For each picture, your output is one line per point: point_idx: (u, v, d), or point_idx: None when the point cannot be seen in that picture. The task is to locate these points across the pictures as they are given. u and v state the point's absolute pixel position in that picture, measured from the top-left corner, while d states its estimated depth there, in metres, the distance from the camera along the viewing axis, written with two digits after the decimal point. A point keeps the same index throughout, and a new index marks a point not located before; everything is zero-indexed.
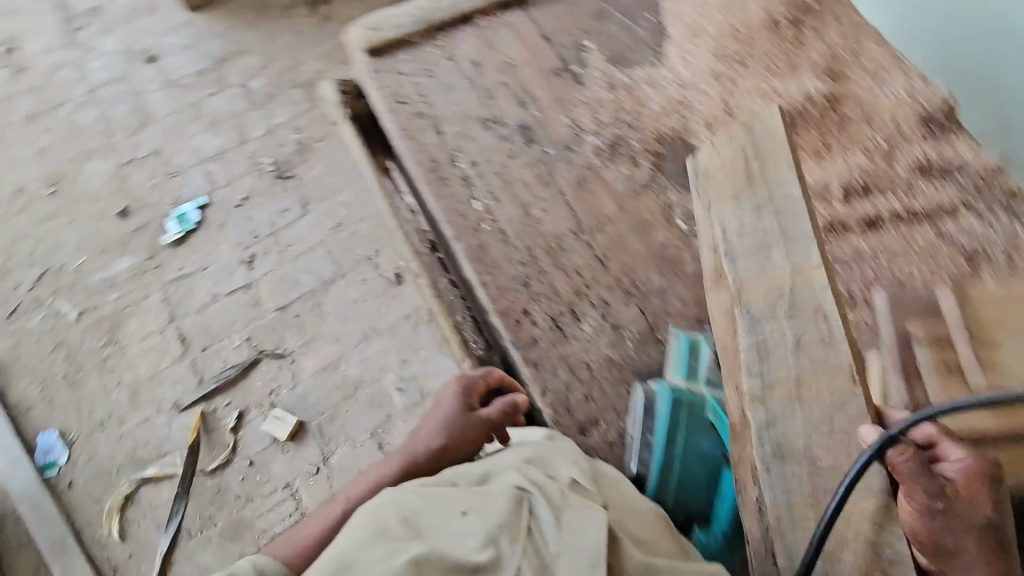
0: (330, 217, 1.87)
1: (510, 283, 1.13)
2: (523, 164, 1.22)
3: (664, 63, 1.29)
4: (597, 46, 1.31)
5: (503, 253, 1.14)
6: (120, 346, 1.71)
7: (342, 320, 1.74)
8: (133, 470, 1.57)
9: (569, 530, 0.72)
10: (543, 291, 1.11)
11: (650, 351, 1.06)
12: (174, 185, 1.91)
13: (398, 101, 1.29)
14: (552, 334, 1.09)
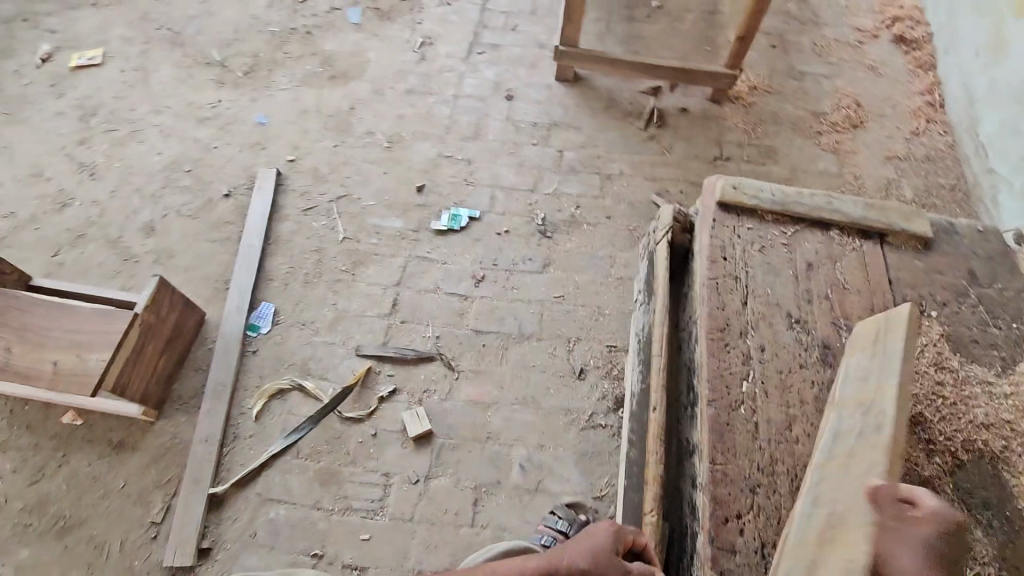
0: (559, 286, 1.99)
1: (738, 485, 1.12)
2: (808, 379, 1.21)
3: (990, 386, 1.23)
4: (939, 320, 1.29)
5: (747, 451, 1.15)
6: (353, 279, 1.99)
7: (515, 374, 1.82)
8: (297, 373, 1.78)
9: None
10: (765, 514, 1.10)
11: None
12: (466, 190, 2.21)
13: (721, 255, 1.34)
14: (754, 558, 1.07)
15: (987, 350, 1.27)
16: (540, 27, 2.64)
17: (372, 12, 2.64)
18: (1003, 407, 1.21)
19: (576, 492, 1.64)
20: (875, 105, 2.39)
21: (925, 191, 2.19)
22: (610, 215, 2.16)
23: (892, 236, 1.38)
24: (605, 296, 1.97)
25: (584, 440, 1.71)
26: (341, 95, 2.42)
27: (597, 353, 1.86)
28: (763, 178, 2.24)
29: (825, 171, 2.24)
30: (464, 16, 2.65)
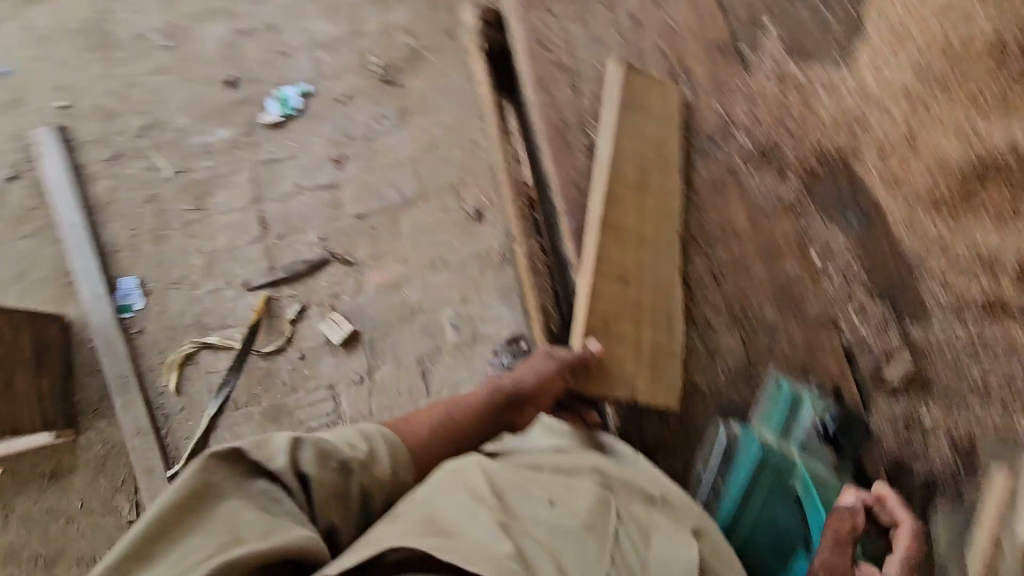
0: (425, 135, 1.81)
1: (609, 280, 1.08)
2: (650, 141, 1.17)
3: (834, 90, 1.18)
4: (780, 30, 1.22)
5: (608, 248, 1.09)
6: (206, 214, 1.76)
7: (415, 243, 1.73)
8: (197, 332, 1.66)
9: (659, 552, 0.77)
10: (638, 301, 1.09)
11: (739, 391, 1.07)
12: (283, 66, 1.88)
13: (541, 47, 1.25)
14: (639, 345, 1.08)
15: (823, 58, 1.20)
16: None
17: None
18: (848, 103, 1.18)
19: (511, 327, 1.65)
20: None
21: None
22: (450, 33, 1.89)
23: None
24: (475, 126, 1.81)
25: (504, 278, 1.69)
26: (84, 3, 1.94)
27: (488, 188, 1.76)
28: None
29: None
30: None
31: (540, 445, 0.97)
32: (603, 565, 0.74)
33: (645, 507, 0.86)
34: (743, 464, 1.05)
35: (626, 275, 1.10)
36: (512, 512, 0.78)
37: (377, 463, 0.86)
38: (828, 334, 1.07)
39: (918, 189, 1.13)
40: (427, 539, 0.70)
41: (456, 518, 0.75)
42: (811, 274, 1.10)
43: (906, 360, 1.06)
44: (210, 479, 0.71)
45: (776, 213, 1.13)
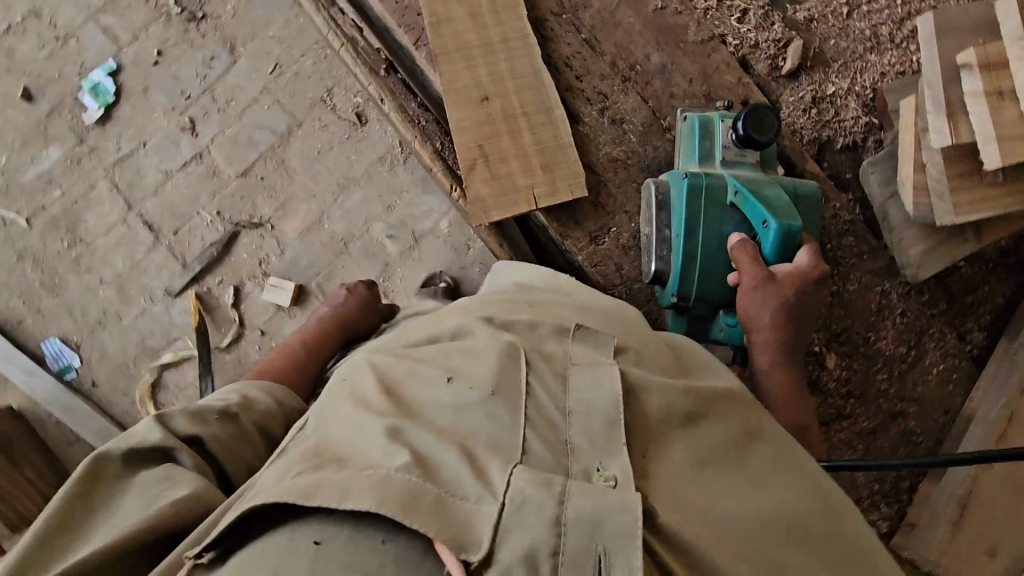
0: (265, 58, 1.62)
1: (467, 106, 0.95)
2: None
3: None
4: None
5: (451, 73, 0.96)
6: (88, 243, 1.60)
7: (313, 175, 1.61)
8: (150, 359, 1.59)
9: (581, 387, 0.64)
10: (506, 110, 0.96)
11: (656, 144, 0.97)
12: (73, 50, 1.61)
13: None
14: (543, 145, 0.95)
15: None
16: None
17: None
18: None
19: (445, 213, 1.60)
20: None
21: None
22: None
23: None
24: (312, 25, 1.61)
25: (417, 168, 1.60)
26: None
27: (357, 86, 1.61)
28: None
29: None
30: None
31: (440, 314, 0.83)
32: (517, 431, 0.59)
33: (560, 342, 0.71)
34: (679, 204, 0.87)
35: (488, 91, 0.96)
36: (402, 405, 0.63)
37: (259, 405, 0.84)
38: (716, 52, 0.98)
39: None
40: (296, 478, 0.53)
41: (347, 438, 0.59)
42: (678, 3, 0.99)
43: (797, 45, 1.00)
44: (94, 472, 0.65)
45: None
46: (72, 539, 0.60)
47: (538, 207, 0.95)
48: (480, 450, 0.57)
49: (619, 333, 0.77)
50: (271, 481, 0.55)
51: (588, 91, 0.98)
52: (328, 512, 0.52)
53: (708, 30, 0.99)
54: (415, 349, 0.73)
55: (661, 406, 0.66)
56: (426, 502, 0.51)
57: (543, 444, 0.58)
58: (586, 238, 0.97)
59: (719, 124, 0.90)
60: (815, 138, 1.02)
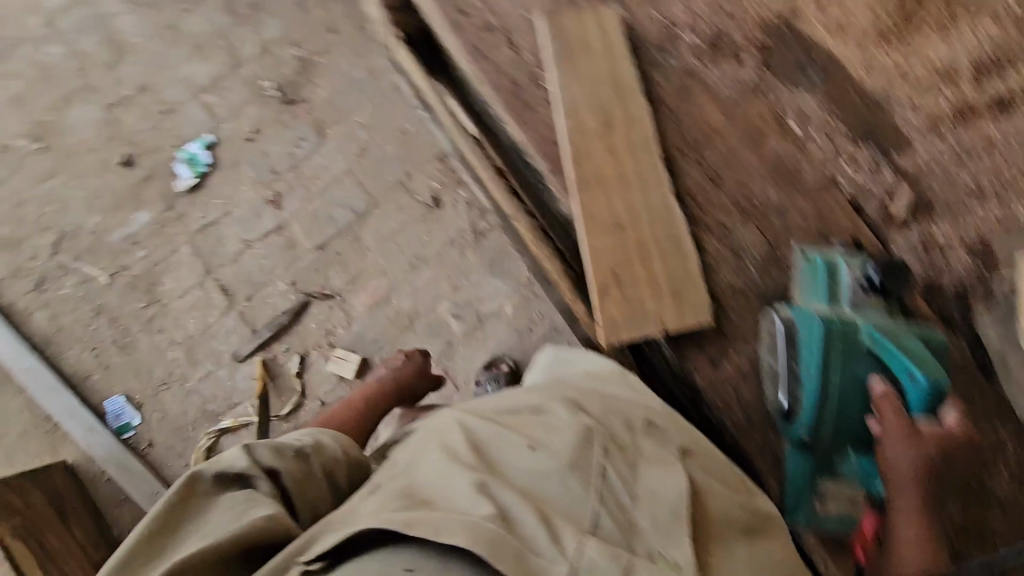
0: (352, 141, 1.72)
1: (602, 232, 0.93)
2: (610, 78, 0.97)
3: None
4: None
5: (591, 200, 0.94)
6: (163, 304, 1.65)
7: (386, 252, 1.68)
8: (209, 423, 1.60)
9: (647, 481, 0.70)
10: (642, 240, 0.93)
11: (775, 276, 0.94)
12: (174, 123, 1.74)
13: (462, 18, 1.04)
14: (665, 278, 0.93)
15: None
16: None
17: None
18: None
19: (510, 296, 1.64)
20: None
21: None
22: (332, 26, 1.76)
23: None
24: (398, 114, 1.72)
25: (486, 252, 1.66)
26: None
27: (434, 173, 1.70)
28: None
29: None
30: None
31: (517, 389, 0.87)
32: (591, 506, 0.65)
33: (631, 431, 0.77)
34: (812, 343, 0.85)
35: (620, 218, 0.94)
36: (489, 463, 0.69)
37: (329, 448, 0.81)
38: (831, 196, 0.96)
39: (857, 21, 0.99)
40: (399, 512, 0.61)
41: (436, 484, 0.66)
42: (791, 147, 0.97)
43: (897, 192, 0.96)
44: (189, 490, 0.67)
45: (743, 105, 0.98)
46: (161, 546, 0.64)
47: (669, 330, 0.92)
48: (557, 515, 0.63)
49: (676, 430, 0.82)
50: (374, 512, 0.63)
51: (708, 225, 0.95)
52: (421, 545, 0.59)
53: (817, 172, 0.96)
54: (500, 415, 0.77)
55: (715, 506, 0.73)
56: (510, 550, 0.58)
57: (614, 523, 0.64)
58: (706, 360, 0.94)
59: (838, 266, 0.89)
60: (925, 279, 0.99)
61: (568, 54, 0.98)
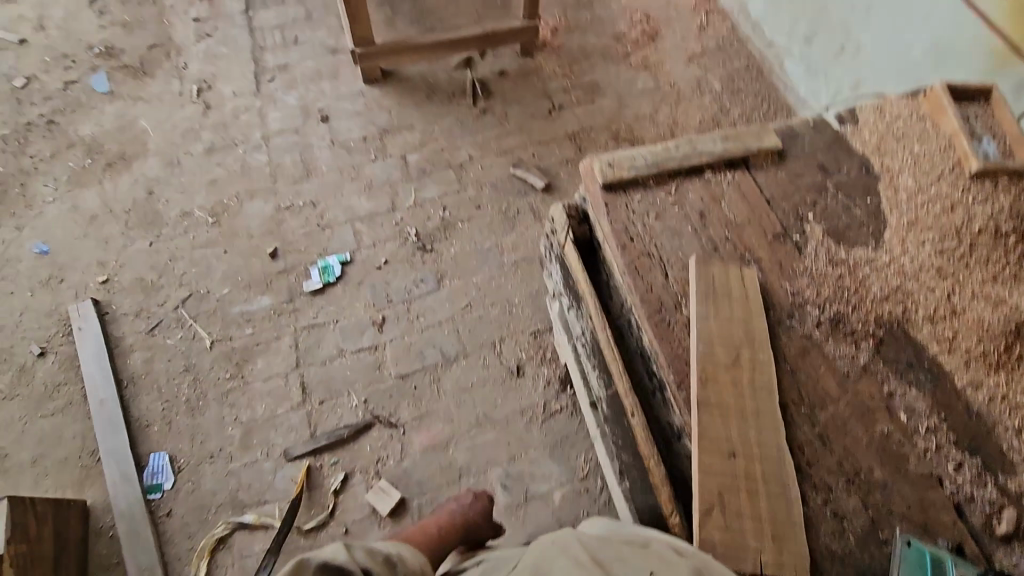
0: (463, 295, 1.92)
1: (713, 452, 0.85)
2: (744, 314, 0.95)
3: (885, 243, 1.06)
4: (831, 195, 1.11)
5: (707, 413, 0.87)
6: (244, 382, 1.75)
7: (459, 402, 1.75)
8: (232, 511, 1.57)
9: None
10: (752, 473, 0.84)
11: (875, 556, 0.81)
12: (324, 236, 2.01)
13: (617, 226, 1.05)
14: (757, 521, 0.81)
15: (864, 214, 1.10)
16: (321, 30, 2.50)
17: (120, 73, 2.34)
18: (918, 251, 1.05)
19: (561, 484, 1.64)
20: (662, 13, 2.62)
21: (731, 79, 2.43)
22: (479, 204, 2.10)
23: (754, 156, 1.14)
24: (509, 287, 1.94)
25: (551, 433, 1.71)
26: (129, 183, 2.08)
27: (525, 345, 1.84)
28: (599, 114, 2.34)
29: (646, 89, 2.41)
30: (233, 44, 2.45)
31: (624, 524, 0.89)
32: None
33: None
34: None
35: (735, 443, 0.86)
36: None
37: (411, 561, 0.99)
38: (936, 493, 0.86)
39: (988, 328, 0.97)
40: None
41: None
42: (903, 431, 0.90)
43: (1014, 514, 0.84)
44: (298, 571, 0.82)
45: (859, 374, 0.94)
46: None
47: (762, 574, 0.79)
48: None
49: None
50: None
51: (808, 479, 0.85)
52: None
53: (929, 466, 0.87)
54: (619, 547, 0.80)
55: None
56: None
57: None
58: None
59: (952, 568, 0.76)
60: None
61: (710, 264, 1.00)
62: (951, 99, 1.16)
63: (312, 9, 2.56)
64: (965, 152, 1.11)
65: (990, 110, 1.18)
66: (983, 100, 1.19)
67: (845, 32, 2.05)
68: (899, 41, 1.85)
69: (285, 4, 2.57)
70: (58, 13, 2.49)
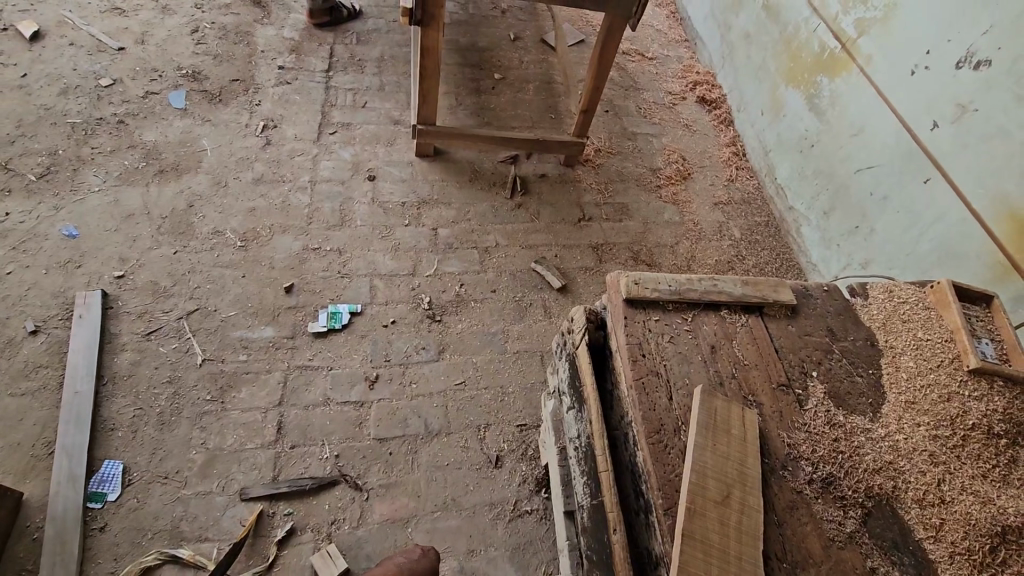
0: (459, 372, 1.93)
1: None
2: (741, 450, 0.97)
3: (881, 416, 1.10)
4: (834, 357, 1.17)
5: (690, 546, 0.85)
6: (222, 408, 1.71)
7: (430, 479, 1.70)
8: (168, 542, 1.48)
9: None
10: None
11: None
12: (341, 284, 2.06)
13: (633, 339, 1.09)
14: None
15: (866, 384, 1.14)
16: (389, 102, 2.73)
17: (198, 95, 2.52)
18: (913, 431, 1.08)
19: None
20: (697, 159, 2.86)
21: (749, 231, 2.60)
22: (495, 288, 2.17)
23: (769, 306, 1.21)
24: (506, 374, 1.95)
25: (515, 535, 1.64)
26: (173, 192, 2.18)
27: (509, 436, 1.82)
28: (624, 233, 2.48)
29: (671, 221, 2.56)
30: (308, 95, 2.66)
31: None
32: None
33: None
34: None
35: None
36: None
37: None
38: None
39: (975, 523, 0.97)
40: None
41: None
42: None
43: None
44: None
45: (844, 541, 0.93)
46: None
47: None
48: None
49: None
50: None
51: None
52: None
53: None
54: None
55: None
56: None
57: None
58: None
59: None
60: None
61: (714, 395, 1.02)
62: (956, 297, 1.24)
63: (386, 83, 2.81)
64: (965, 347, 1.16)
65: (991, 315, 1.25)
66: (983, 304, 1.27)
67: (860, 214, 2.21)
68: (909, 234, 1.99)
69: (363, 74, 2.82)
70: (162, 34, 2.73)
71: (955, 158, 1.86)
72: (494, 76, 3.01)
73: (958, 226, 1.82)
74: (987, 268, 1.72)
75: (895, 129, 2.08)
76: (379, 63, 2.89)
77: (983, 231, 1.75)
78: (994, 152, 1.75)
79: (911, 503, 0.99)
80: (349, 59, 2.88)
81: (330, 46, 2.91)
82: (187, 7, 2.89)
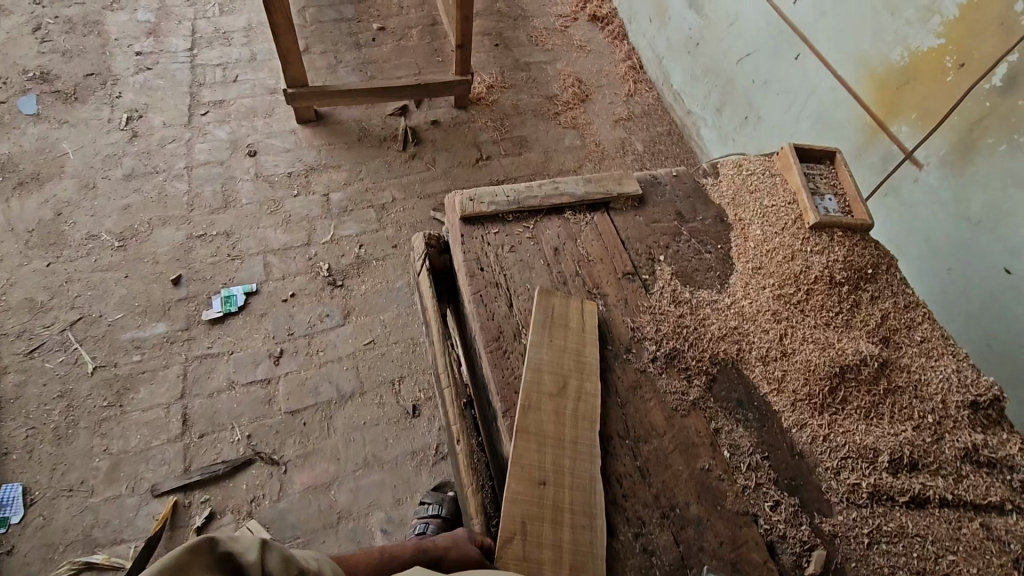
0: (367, 332, 1.90)
1: (524, 480, 0.84)
2: (578, 342, 0.97)
3: (728, 286, 1.11)
4: (683, 240, 1.17)
5: (524, 440, 0.87)
6: (121, 411, 1.67)
7: (348, 440, 1.69)
8: (82, 550, 1.45)
9: None
10: (557, 501, 0.83)
11: None
12: (233, 267, 1.99)
13: (471, 257, 1.08)
14: (559, 552, 0.79)
15: (714, 258, 1.15)
16: (263, 73, 2.59)
17: (51, 97, 2.35)
18: (758, 294, 1.09)
19: None
20: (593, 79, 2.79)
21: (652, 142, 2.58)
22: (396, 243, 2.13)
23: (615, 200, 1.20)
24: (416, 326, 1.93)
25: (439, 477, 1.66)
26: (38, 203, 2.05)
27: (425, 384, 1.82)
28: (524, 166, 2.43)
29: (572, 146, 2.52)
30: (172, 78, 2.50)
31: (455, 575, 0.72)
32: None
33: None
34: None
35: (548, 472, 0.85)
36: None
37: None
38: (748, 528, 0.85)
39: (815, 368, 1.00)
40: None
41: None
42: (725, 467, 0.90)
43: (823, 554, 0.83)
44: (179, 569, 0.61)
45: (687, 409, 0.95)
46: None
47: None
48: None
49: None
50: None
51: (622, 516, 0.84)
52: None
53: (746, 504, 0.87)
54: None
55: None
56: None
57: None
58: None
59: None
60: None
61: (551, 294, 1.02)
62: (798, 159, 1.25)
63: (257, 52, 2.66)
64: (805, 206, 1.16)
65: (834, 171, 1.26)
66: (828, 162, 1.28)
67: (745, 104, 2.20)
68: (790, 113, 1.99)
69: (230, 46, 2.66)
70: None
71: (818, 28, 1.84)
72: (373, 26, 2.86)
73: (830, 96, 1.81)
74: (857, 131, 1.73)
75: (763, 11, 2.05)
76: (246, 33, 2.72)
77: (850, 96, 1.75)
78: (849, 12, 1.73)
79: (756, 363, 1.01)
80: (213, 33, 2.70)
81: (191, 22, 2.72)
82: (25, 5, 2.66)
